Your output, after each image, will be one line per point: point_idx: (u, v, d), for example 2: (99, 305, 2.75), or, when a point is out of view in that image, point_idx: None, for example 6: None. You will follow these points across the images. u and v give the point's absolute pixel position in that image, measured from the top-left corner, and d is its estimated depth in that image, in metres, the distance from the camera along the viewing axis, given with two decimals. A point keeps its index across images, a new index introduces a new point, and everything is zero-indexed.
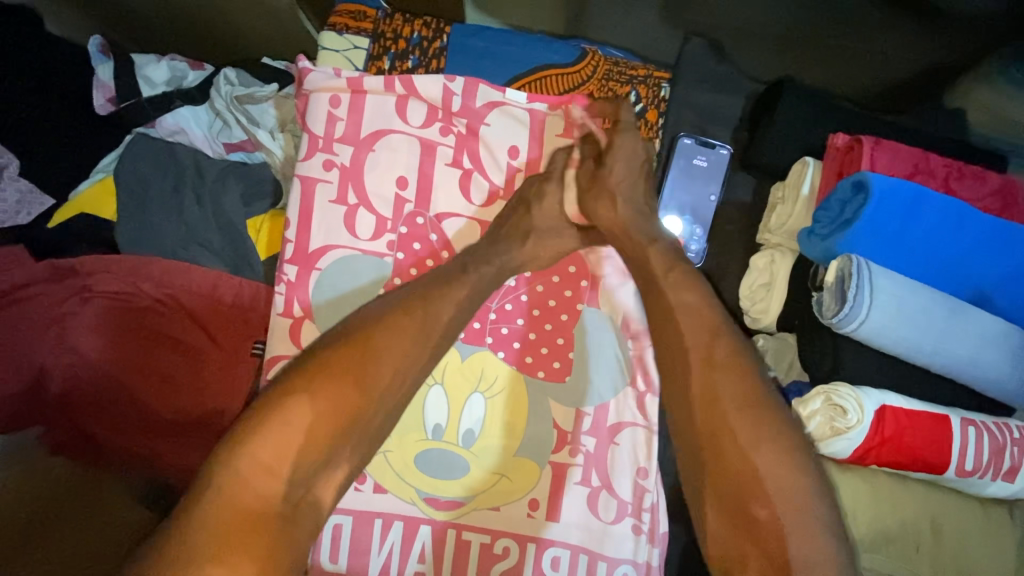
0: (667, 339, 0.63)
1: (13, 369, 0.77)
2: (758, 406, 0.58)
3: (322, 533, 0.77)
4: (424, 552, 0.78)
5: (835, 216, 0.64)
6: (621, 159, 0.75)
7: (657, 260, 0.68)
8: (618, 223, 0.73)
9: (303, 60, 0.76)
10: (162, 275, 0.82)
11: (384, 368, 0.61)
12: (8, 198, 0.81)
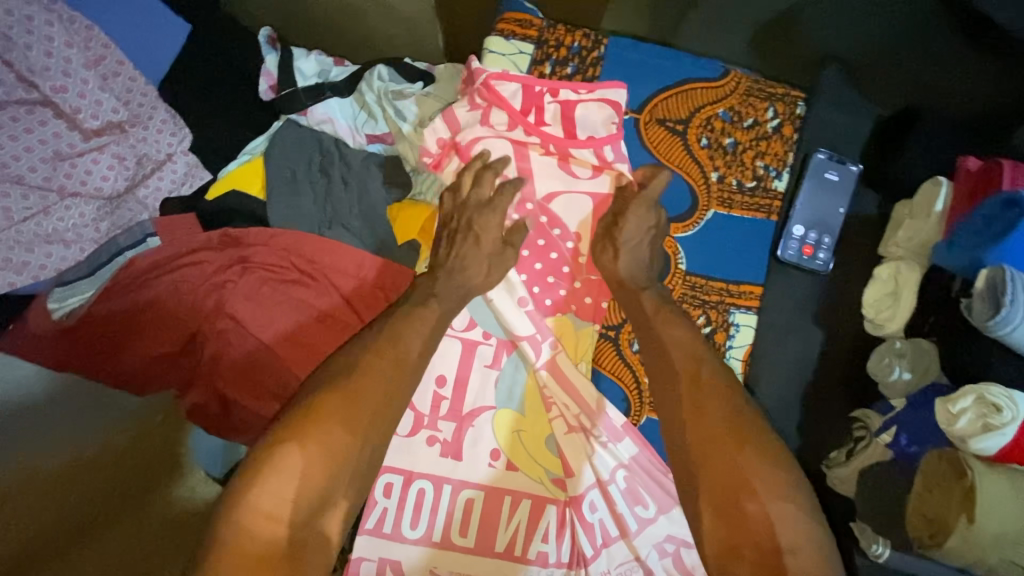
0: (660, 370, 0.76)
1: (172, 331, 0.83)
2: (750, 436, 0.68)
3: (455, 506, 0.80)
4: (548, 533, 0.81)
5: (980, 231, 0.69)
6: (633, 221, 0.80)
7: (645, 304, 0.79)
8: (615, 275, 0.80)
9: (473, 61, 0.83)
10: (312, 253, 0.87)
11: (354, 411, 0.69)
12: (176, 170, 0.84)
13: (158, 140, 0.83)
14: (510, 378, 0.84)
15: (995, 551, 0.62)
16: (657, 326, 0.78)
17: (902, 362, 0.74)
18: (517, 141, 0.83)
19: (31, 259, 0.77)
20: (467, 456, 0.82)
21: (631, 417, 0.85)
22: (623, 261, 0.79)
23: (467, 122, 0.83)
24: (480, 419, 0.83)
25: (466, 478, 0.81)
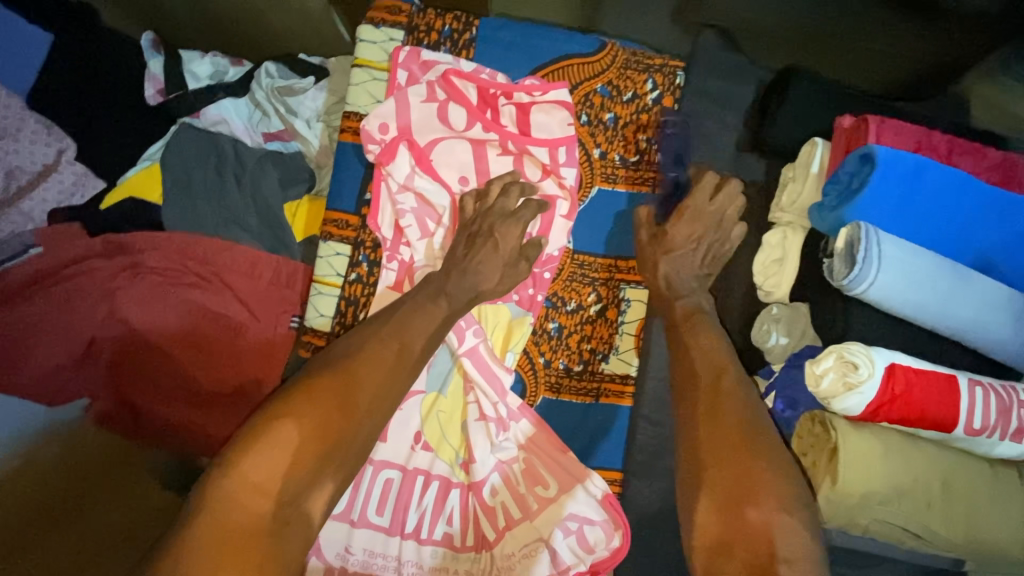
0: (683, 378, 0.70)
1: (65, 341, 0.82)
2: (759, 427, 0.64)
3: (374, 485, 0.81)
4: (453, 515, 0.81)
5: (843, 188, 0.68)
6: (681, 230, 0.78)
7: (677, 310, 0.76)
8: (655, 284, 0.79)
9: (402, 47, 0.80)
10: (207, 254, 0.88)
11: (360, 395, 0.64)
12: (65, 180, 0.86)
13: (34, 151, 0.85)
14: (442, 365, 0.83)
15: (859, 508, 0.63)
16: (685, 333, 0.74)
17: (779, 327, 0.74)
18: (476, 140, 0.82)
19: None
20: (391, 438, 0.81)
21: (528, 398, 0.83)
22: (666, 271, 0.78)
23: (421, 115, 0.81)
24: (405, 406, 0.82)
25: (387, 458, 0.81)
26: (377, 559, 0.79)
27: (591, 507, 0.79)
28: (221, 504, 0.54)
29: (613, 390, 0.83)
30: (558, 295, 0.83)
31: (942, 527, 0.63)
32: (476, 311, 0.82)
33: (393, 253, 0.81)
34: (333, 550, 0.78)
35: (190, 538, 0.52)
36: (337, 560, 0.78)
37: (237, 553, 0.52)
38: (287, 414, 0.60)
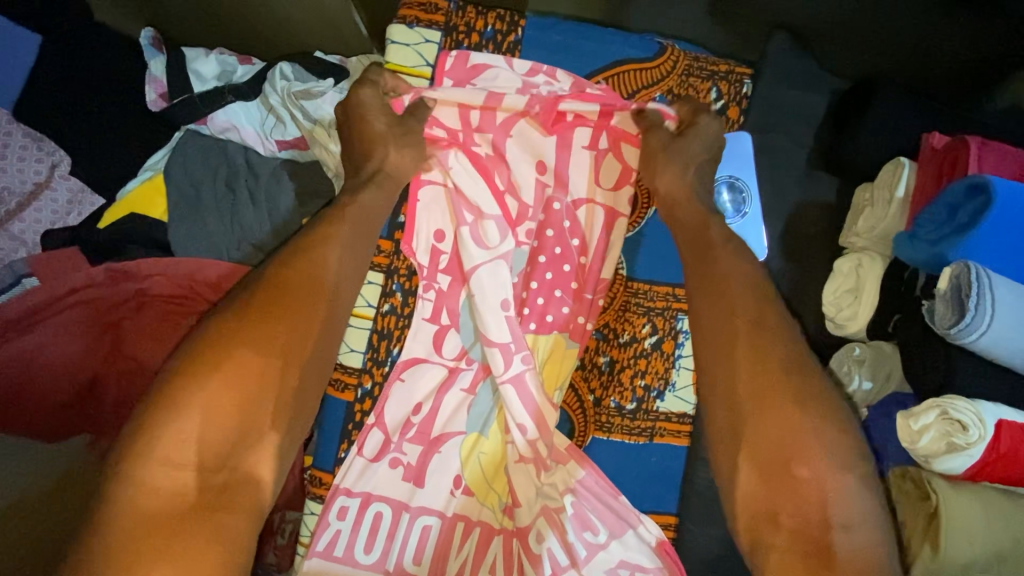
0: (719, 308, 0.57)
1: (64, 377, 0.74)
2: (795, 366, 0.52)
3: (409, 532, 0.73)
4: (495, 564, 0.73)
5: (943, 220, 0.61)
6: (694, 132, 0.68)
7: (714, 233, 0.63)
8: (671, 202, 0.67)
9: (450, 52, 0.72)
10: (219, 280, 0.78)
11: (273, 330, 0.52)
12: (58, 198, 0.77)
13: (24, 169, 0.76)
14: (483, 404, 0.76)
15: None
16: (719, 254, 0.61)
17: (862, 370, 0.69)
18: (542, 146, 0.74)
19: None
20: (429, 483, 0.74)
21: (576, 438, 0.77)
22: (688, 178, 0.67)
23: (487, 117, 0.73)
24: (444, 449, 0.75)
25: (424, 505, 0.74)
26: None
27: (646, 551, 0.71)
28: (141, 490, 0.45)
29: (669, 429, 0.77)
30: (603, 329, 0.77)
31: None
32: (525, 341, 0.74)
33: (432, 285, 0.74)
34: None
35: (111, 527, 0.44)
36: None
37: (166, 534, 0.44)
38: (189, 373, 0.48)
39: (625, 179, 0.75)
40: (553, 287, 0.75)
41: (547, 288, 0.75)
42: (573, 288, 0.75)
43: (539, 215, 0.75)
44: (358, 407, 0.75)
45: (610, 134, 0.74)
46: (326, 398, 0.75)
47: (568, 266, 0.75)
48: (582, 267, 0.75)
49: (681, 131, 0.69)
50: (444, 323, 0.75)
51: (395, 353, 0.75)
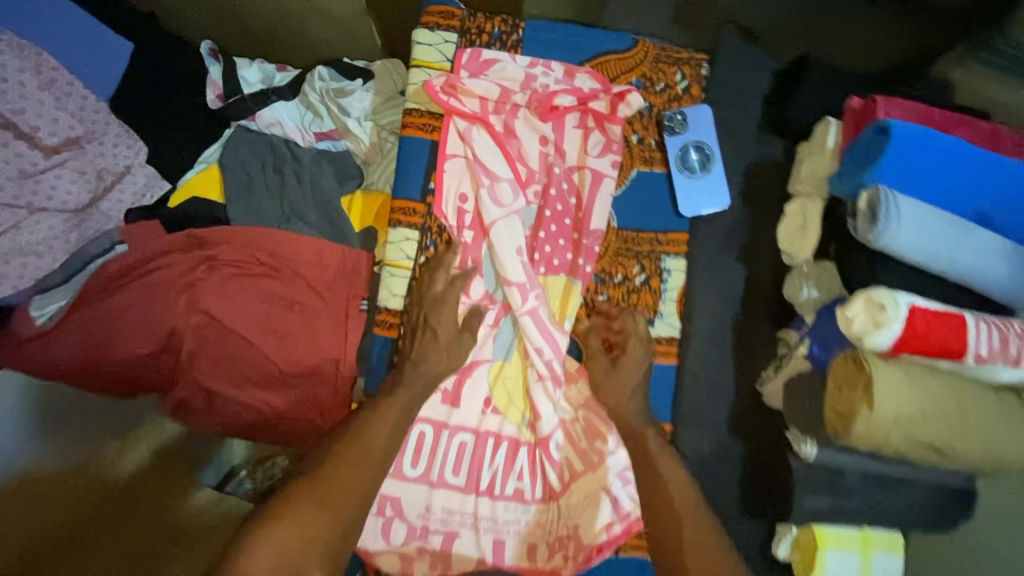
0: (667, 517, 0.77)
1: (148, 332, 0.88)
2: (698, 511, 0.78)
3: (450, 447, 0.88)
4: (523, 470, 0.89)
5: (860, 160, 0.79)
6: (632, 351, 0.88)
7: (650, 442, 0.84)
8: (616, 412, 0.86)
9: (463, 49, 0.89)
10: (275, 247, 0.92)
11: (340, 496, 0.70)
12: (137, 183, 0.91)
13: (116, 154, 0.90)
14: (505, 335, 0.91)
15: (895, 427, 0.72)
16: (658, 462, 0.82)
17: (810, 282, 0.84)
18: (540, 122, 0.90)
19: (9, 267, 0.84)
20: (464, 404, 0.89)
21: (584, 363, 0.92)
22: (630, 401, 0.87)
23: (495, 101, 0.90)
24: (474, 376, 0.89)
25: (460, 422, 0.89)
26: (454, 517, 0.87)
27: None
28: None
29: (659, 351, 0.92)
30: (604, 271, 0.92)
31: (959, 441, 0.74)
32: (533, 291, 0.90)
33: (459, 239, 0.88)
34: (415, 511, 0.87)
35: None
36: (418, 519, 0.87)
37: None
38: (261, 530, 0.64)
39: (610, 147, 0.90)
40: (558, 236, 0.90)
41: (555, 237, 0.90)
42: (574, 237, 0.90)
43: (543, 178, 0.90)
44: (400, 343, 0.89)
45: (601, 108, 0.90)
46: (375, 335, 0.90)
47: (568, 220, 0.90)
48: (580, 220, 0.90)
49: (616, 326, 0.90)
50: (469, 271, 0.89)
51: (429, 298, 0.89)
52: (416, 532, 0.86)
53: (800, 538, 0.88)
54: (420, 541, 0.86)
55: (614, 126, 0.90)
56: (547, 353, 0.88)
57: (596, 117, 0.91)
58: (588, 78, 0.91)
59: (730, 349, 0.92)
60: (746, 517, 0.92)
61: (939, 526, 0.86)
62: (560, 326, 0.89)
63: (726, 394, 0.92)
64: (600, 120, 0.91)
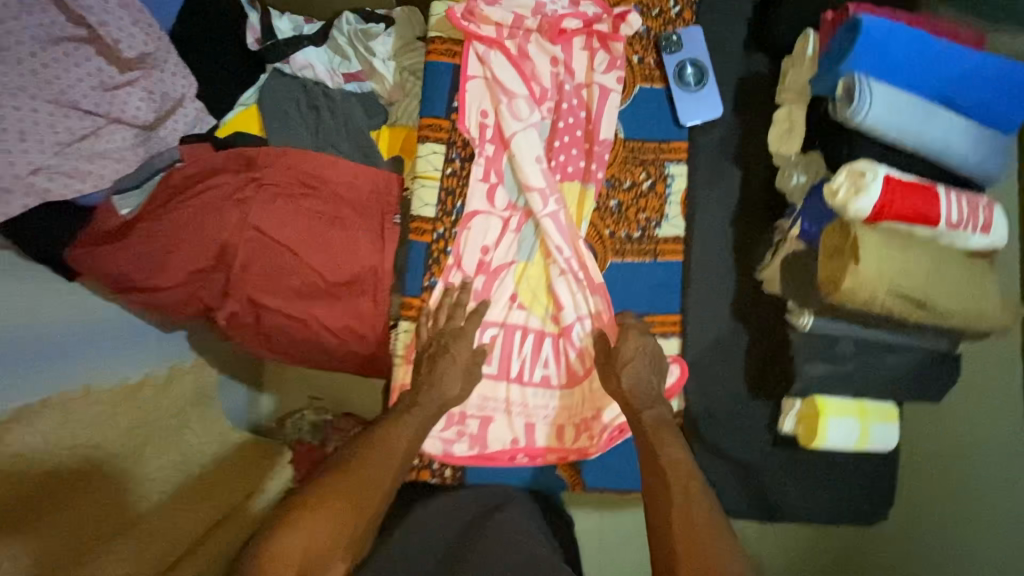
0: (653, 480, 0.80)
1: (205, 244, 0.96)
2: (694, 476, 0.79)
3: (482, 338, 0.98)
4: (549, 359, 0.99)
5: (835, 56, 0.89)
6: (628, 349, 0.92)
7: (646, 420, 0.87)
8: (622, 395, 0.90)
9: None
10: (314, 170, 1.01)
11: (369, 489, 0.76)
12: (187, 117, 0.94)
13: (175, 84, 0.92)
14: (528, 238, 1.00)
15: (879, 280, 0.81)
16: (657, 438, 0.85)
17: (798, 169, 0.94)
18: (550, 45, 1.01)
19: (91, 167, 0.85)
20: (493, 300, 0.98)
21: (599, 263, 1.01)
22: (628, 379, 0.90)
23: (508, 28, 1.00)
24: (502, 276, 0.99)
25: (491, 316, 0.98)
26: (488, 403, 0.98)
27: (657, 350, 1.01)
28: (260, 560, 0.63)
29: (667, 249, 1.01)
30: (615, 178, 1.01)
31: (935, 295, 0.84)
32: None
33: (482, 151, 0.98)
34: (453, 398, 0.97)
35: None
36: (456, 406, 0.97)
37: None
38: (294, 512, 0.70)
39: (614, 66, 1.01)
40: (571, 146, 1.00)
41: (569, 148, 1.00)
42: (585, 147, 1.01)
43: (555, 95, 1.01)
44: (435, 246, 0.98)
45: (604, 29, 1.01)
46: (410, 243, 0.98)
47: (579, 132, 1.01)
48: (590, 131, 1.00)
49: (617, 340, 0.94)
50: (493, 181, 0.99)
51: (458, 206, 0.98)
52: (455, 418, 0.97)
53: (805, 410, 0.96)
54: (458, 426, 0.97)
55: (617, 44, 1.01)
56: (568, 251, 0.97)
57: (600, 39, 1.02)
58: (591, 4, 1.01)
59: (729, 246, 1.01)
60: (754, 397, 1.01)
61: (926, 388, 0.97)
62: (579, 229, 0.99)
63: (728, 289, 1.01)
64: (604, 42, 1.02)
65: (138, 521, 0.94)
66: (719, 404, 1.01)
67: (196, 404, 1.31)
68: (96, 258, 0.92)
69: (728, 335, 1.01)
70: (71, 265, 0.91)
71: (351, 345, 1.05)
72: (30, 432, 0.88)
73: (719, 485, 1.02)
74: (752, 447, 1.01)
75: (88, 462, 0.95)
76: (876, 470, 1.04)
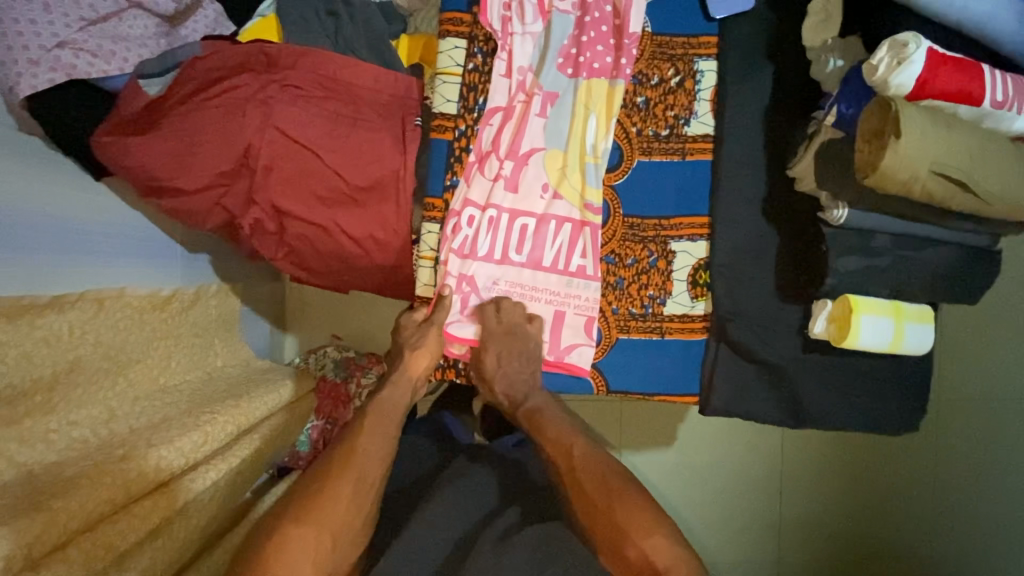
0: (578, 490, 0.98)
1: (228, 143, 0.94)
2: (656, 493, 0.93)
3: (513, 227, 0.99)
4: (586, 248, 0.99)
5: None
6: (490, 354, 0.99)
7: (525, 417, 1.05)
8: (501, 396, 1.06)
9: None
10: (335, 69, 0.97)
11: (335, 510, 0.85)
12: (207, 16, 0.97)
13: None
14: (557, 126, 0.98)
15: (920, 157, 0.77)
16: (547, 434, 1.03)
17: (834, 54, 0.90)
18: None
19: (115, 48, 0.90)
20: (523, 188, 0.98)
21: (625, 162, 1.00)
22: (501, 383, 1.04)
23: None
24: (505, 165, 0.98)
25: (500, 202, 0.98)
26: (518, 288, 1.00)
27: (677, 262, 1.00)
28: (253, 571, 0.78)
29: (697, 148, 0.99)
30: (644, 74, 0.99)
31: (981, 176, 0.81)
32: (574, 97, 0.98)
33: (505, 44, 0.97)
34: (484, 286, 0.99)
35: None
36: (487, 295, 1.00)
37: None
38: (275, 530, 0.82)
39: None
40: (602, 40, 0.98)
41: (595, 44, 0.98)
42: (612, 43, 0.98)
43: None
44: (457, 144, 0.99)
45: None
46: (432, 141, 1.00)
47: (605, 28, 0.98)
48: (617, 27, 0.98)
49: (482, 349, 1.00)
50: (514, 77, 0.98)
51: (480, 103, 0.98)
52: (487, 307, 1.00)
53: (838, 310, 0.92)
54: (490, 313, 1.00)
55: None
56: (593, 146, 0.98)
57: None
58: None
59: (761, 143, 0.97)
60: (783, 300, 0.98)
61: (965, 284, 0.94)
62: (608, 127, 0.98)
63: (758, 189, 0.98)
64: None
65: (171, 419, 0.99)
66: (752, 305, 0.98)
67: (220, 328, 1.32)
68: (119, 147, 0.91)
69: (760, 237, 0.98)
70: (99, 152, 0.93)
71: (373, 252, 1.04)
72: (60, 319, 0.90)
73: (749, 389, 1.01)
74: (786, 350, 0.98)
75: (111, 360, 0.97)
76: (914, 374, 1.02)
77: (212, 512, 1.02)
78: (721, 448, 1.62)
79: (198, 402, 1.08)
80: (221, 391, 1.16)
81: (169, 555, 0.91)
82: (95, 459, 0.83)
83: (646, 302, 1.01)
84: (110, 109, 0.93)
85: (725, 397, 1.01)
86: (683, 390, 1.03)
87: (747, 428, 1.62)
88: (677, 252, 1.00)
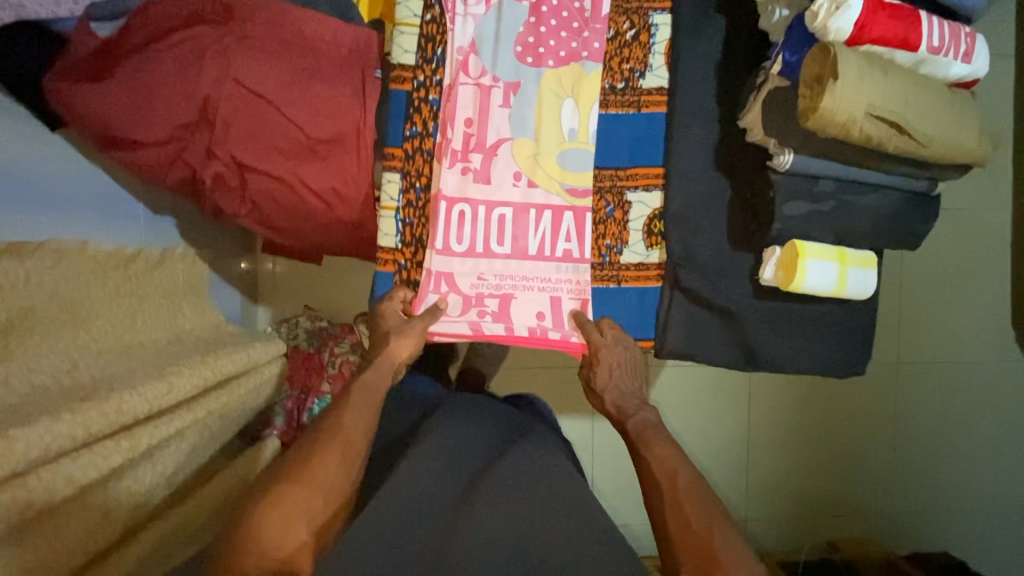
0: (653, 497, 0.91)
1: (186, 96, 0.94)
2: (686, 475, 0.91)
3: (493, 218, 1.03)
4: (569, 232, 1.03)
5: None
6: (606, 357, 1.02)
7: (632, 426, 1.00)
8: (607, 407, 1.06)
9: None
10: (293, 22, 0.97)
11: (328, 477, 0.86)
12: None
13: None
14: (524, 116, 1.02)
15: (857, 99, 0.81)
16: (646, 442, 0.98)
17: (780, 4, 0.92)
18: None
19: None
20: (495, 178, 1.02)
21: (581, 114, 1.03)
22: (614, 389, 1.05)
23: None
24: (474, 158, 1.02)
25: (474, 195, 1.02)
26: (506, 281, 1.04)
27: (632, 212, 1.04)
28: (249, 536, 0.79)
29: (652, 100, 1.02)
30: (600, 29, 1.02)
31: (916, 118, 0.84)
32: (539, 86, 1.02)
33: (465, 20, 1.01)
34: (468, 281, 1.03)
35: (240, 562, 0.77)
36: (471, 289, 1.04)
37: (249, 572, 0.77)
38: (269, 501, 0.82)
39: None
40: (564, 24, 1.02)
41: (558, 32, 1.02)
42: (575, 27, 1.02)
43: None
44: (416, 93, 1.01)
45: None
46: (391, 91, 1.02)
47: (567, 13, 1.02)
48: (580, 11, 1.02)
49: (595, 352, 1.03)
50: (472, 56, 1.01)
51: (438, 54, 1.01)
52: (473, 301, 1.04)
53: (785, 255, 0.95)
54: (477, 307, 1.04)
55: None
56: (567, 131, 1.02)
57: None
58: None
59: (714, 92, 1.00)
60: (733, 247, 1.01)
61: (906, 228, 0.99)
62: (579, 114, 1.02)
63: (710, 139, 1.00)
64: None
65: (138, 368, 1.00)
66: (706, 253, 1.01)
67: (189, 292, 1.32)
68: (74, 95, 0.92)
69: (714, 187, 1.01)
70: (54, 97, 0.93)
71: (335, 206, 1.06)
72: (17, 267, 0.90)
73: (704, 334, 1.05)
74: (739, 297, 1.02)
75: (71, 312, 0.97)
76: (863, 319, 1.06)
77: (177, 461, 1.05)
78: (690, 410, 1.67)
79: (167, 357, 1.08)
80: (191, 348, 1.16)
81: (129, 502, 0.93)
82: (56, 399, 0.83)
83: (603, 251, 1.04)
84: (65, 57, 0.94)
85: (679, 339, 1.04)
86: (639, 335, 1.06)
87: (715, 389, 1.67)
88: (632, 203, 1.03)
